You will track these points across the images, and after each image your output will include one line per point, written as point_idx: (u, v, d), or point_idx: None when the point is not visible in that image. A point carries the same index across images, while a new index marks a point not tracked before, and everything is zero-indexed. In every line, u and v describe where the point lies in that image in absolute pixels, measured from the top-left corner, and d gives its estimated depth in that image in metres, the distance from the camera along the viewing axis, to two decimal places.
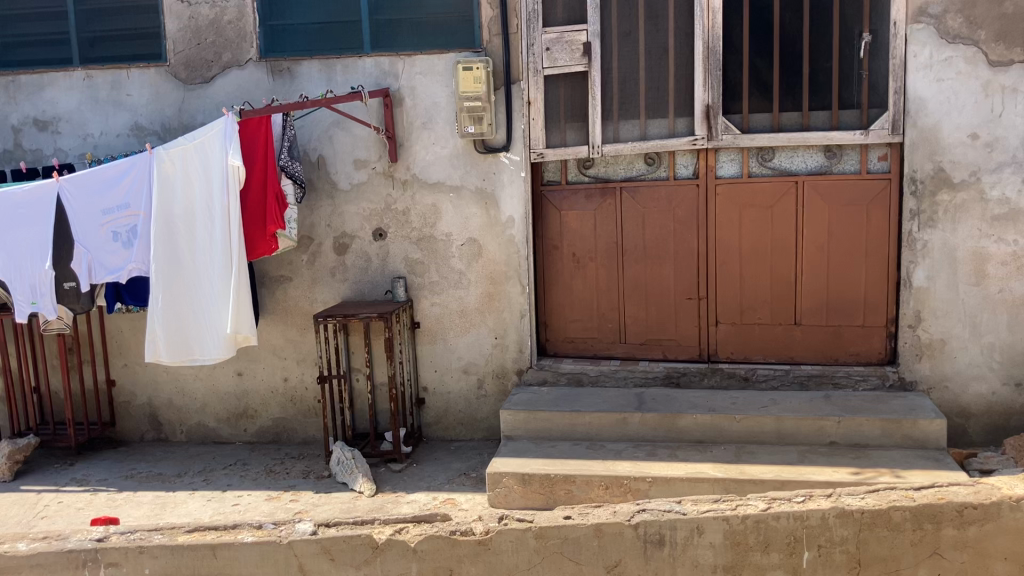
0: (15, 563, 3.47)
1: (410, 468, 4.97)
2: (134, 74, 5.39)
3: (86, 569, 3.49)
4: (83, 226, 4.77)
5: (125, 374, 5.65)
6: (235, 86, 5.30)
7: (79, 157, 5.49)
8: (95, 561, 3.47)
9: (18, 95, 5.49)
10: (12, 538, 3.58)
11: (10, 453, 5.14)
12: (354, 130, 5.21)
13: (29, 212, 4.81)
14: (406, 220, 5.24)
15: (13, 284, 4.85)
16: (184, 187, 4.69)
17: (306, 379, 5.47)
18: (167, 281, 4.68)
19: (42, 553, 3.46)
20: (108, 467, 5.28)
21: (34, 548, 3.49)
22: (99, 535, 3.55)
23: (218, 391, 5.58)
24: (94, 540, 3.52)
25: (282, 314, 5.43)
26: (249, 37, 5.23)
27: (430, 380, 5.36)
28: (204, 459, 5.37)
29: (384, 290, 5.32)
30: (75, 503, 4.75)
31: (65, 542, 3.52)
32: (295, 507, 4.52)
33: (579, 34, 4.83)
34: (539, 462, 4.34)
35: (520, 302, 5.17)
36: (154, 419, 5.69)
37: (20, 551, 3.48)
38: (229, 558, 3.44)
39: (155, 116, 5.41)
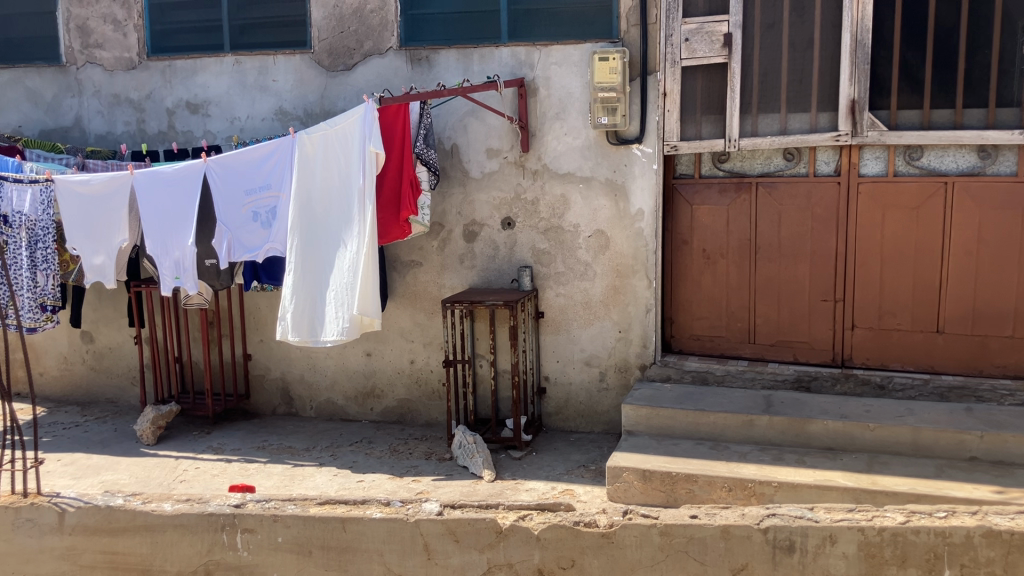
0: (160, 522, 3.49)
1: (530, 456, 5.00)
2: (280, 60, 5.59)
3: (223, 533, 3.47)
4: (226, 206, 4.99)
5: (261, 349, 5.88)
6: (375, 74, 5.42)
7: (226, 139, 5.74)
8: (233, 525, 3.45)
9: (173, 79, 5.79)
10: (157, 497, 3.59)
11: (155, 418, 5.43)
12: (488, 120, 5.25)
13: (177, 191, 5.04)
14: (536, 210, 5.25)
15: (159, 259, 5.12)
16: (323, 171, 4.84)
17: (431, 362, 5.57)
18: (303, 261, 4.85)
19: (185, 514, 3.46)
20: (242, 438, 5.51)
21: (178, 509, 3.50)
22: (237, 501, 3.55)
23: (348, 369, 5.74)
24: (233, 506, 3.51)
25: (411, 298, 5.55)
26: (390, 26, 5.34)
27: (552, 369, 5.37)
28: (332, 435, 5.54)
29: (510, 278, 5.36)
30: (211, 469, 4.97)
31: (205, 505, 3.51)
32: (418, 487, 4.62)
33: (720, 25, 4.74)
34: (661, 459, 4.29)
35: (646, 297, 5.10)
36: (286, 393, 5.90)
37: (165, 511, 3.49)
38: (357, 533, 3.40)
39: (299, 102, 5.59)
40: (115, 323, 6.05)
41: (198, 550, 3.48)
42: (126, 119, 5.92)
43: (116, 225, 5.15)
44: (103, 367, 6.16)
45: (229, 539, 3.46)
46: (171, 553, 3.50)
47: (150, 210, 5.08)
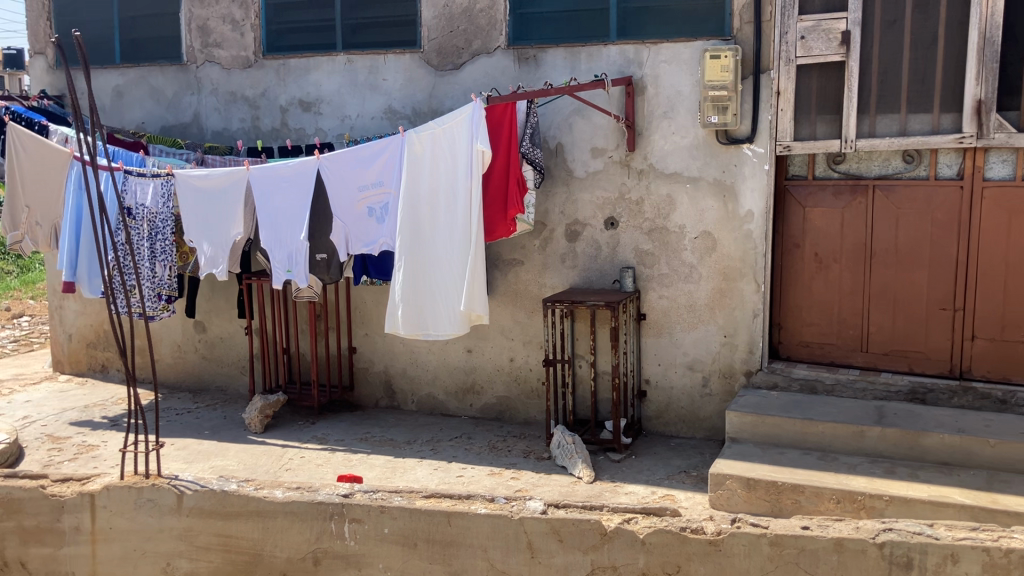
0: (272, 509, 3.50)
1: (629, 459, 4.95)
2: (390, 60, 5.68)
3: (331, 522, 3.47)
4: (338, 202, 5.08)
5: (365, 343, 5.99)
6: (483, 72, 5.45)
7: (337, 137, 5.86)
8: (342, 514, 3.46)
9: (287, 78, 5.95)
10: (269, 484, 3.61)
11: (262, 407, 5.59)
12: (594, 118, 5.22)
13: (292, 187, 5.17)
14: (640, 210, 5.19)
15: (273, 252, 5.25)
16: (431, 169, 4.88)
17: (531, 361, 5.57)
18: (410, 258, 4.91)
19: (296, 502, 3.48)
20: (345, 429, 5.61)
21: (289, 496, 3.51)
22: (347, 490, 3.54)
23: (449, 365, 5.79)
24: (342, 495, 3.50)
25: (512, 297, 5.56)
26: (499, 25, 5.36)
27: (654, 373, 5.30)
28: (432, 429, 5.59)
29: (612, 279, 5.31)
30: (315, 459, 5.09)
31: (316, 494, 3.52)
32: (516, 485, 4.62)
33: (838, 22, 4.59)
34: (766, 468, 4.19)
35: (754, 301, 4.99)
36: (388, 386, 5.99)
37: (276, 497, 3.51)
38: (462, 527, 3.37)
39: (407, 100, 5.67)
40: (227, 314, 6.25)
41: (307, 537, 3.48)
42: (242, 116, 6.11)
43: (232, 219, 5.32)
44: (215, 356, 6.38)
45: (337, 527, 3.46)
46: (282, 538, 3.50)
47: (266, 205, 5.23)
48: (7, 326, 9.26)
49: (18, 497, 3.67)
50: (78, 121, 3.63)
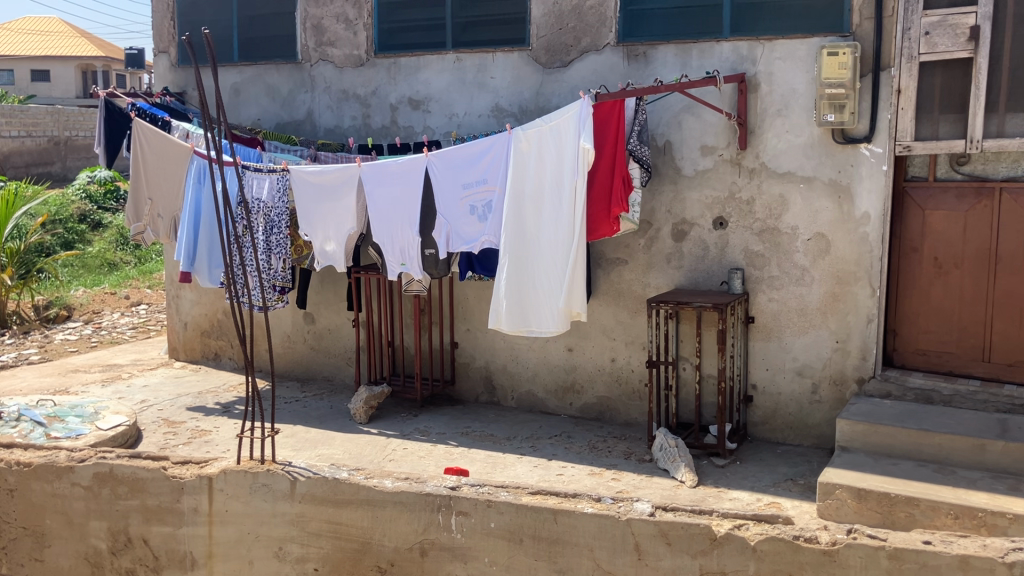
0: (381, 498, 3.55)
1: (733, 465, 4.85)
2: (499, 58, 5.71)
3: (439, 514, 3.49)
4: (446, 200, 5.15)
5: (467, 338, 6.04)
6: (591, 70, 5.42)
7: (444, 135, 5.93)
8: (449, 506, 3.48)
9: (397, 76, 6.05)
10: (379, 473, 3.66)
11: (367, 398, 5.69)
12: (704, 116, 5.13)
13: (402, 183, 5.25)
14: (750, 210, 5.08)
15: (385, 247, 5.36)
16: (536, 167, 4.89)
17: (633, 361, 5.52)
18: (514, 255, 4.93)
19: (404, 492, 3.52)
20: (446, 423, 5.67)
21: (398, 486, 3.56)
22: (454, 483, 3.57)
23: (550, 363, 5.78)
24: (449, 487, 3.53)
25: (616, 296, 5.52)
26: (609, 22, 5.33)
27: (761, 378, 5.18)
28: (532, 426, 5.60)
29: (719, 280, 5.21)
30: (417, 451, 5.15)
31: (424, 485, 3.55)
32: (617, 485, 4.58)
33: (967, 17, 4.40)
34: (878, 479, 4.04)
35: (868, 306, 4.82)
36: (489, 382, 6.03)
37: (386, 487, 3.56)
38: (568, 525, 3.35)
39: (515, 98, 5.69)
40: (334, 306, 6.39)
41: (414, 528, 3.52)
42: (353, 114, 6.23)
43: (345, 214, 5.44)
44: (321, 347, 6.53)
45: (444, 519, 3.49)
46: (390, 526, 3.55)
47: (376, 202, 5.33)
48: (126, 313, 9.68)
49: (141, 477, 3.80)
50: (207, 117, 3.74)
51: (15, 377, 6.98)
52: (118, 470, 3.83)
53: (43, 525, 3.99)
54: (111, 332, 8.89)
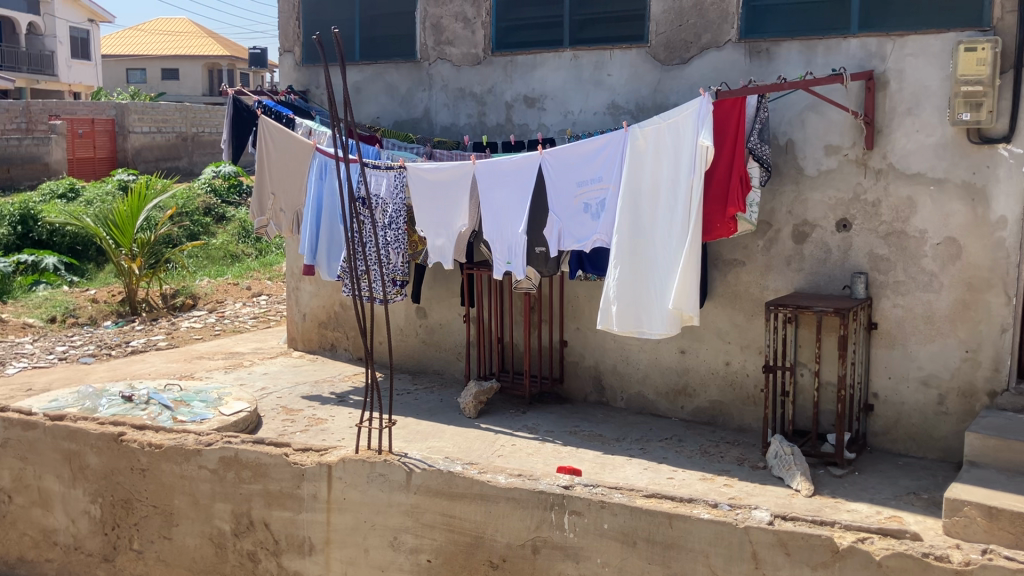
0: (495, 493, 3.57)
1: (852, 475, 4.68)
2: (616, 55, 5.67)
3: (552, 512, 3.49)
4: (558, 197, 5.14)
5: (577, 337, 6.02)
6: (711, 67, 5.33)
7: (559, 132, 5.93)
8: (562, 505, 3.47)
9: (514, 74, 6.08)
10: (492, 469, 3.68)
11: (477, 393, 5.74)
12: (828, 114, 4.97)
13: (514, 180, 5.27)
14: (876, 212, 4.90)
15: (494, 244, 5.39)
16: (652, 165, 4.83)
17: (748, 366, 5.40)
18: (626, 255, 4.88)
19: (518, 488, 3.53)
20: (555, 422, 5.67)
21: (511, 482, 3.57)
22: (567, 482, 3.56)
23: (661, 365, 5.71)
24: (563, 486, 3.53)
25: (732, 298, 5.40)
26: (730, 18, 5.22)
27: (883, 386, 4.99)
28: (642, 428, 5.54)
29: (841, 284, 5.05)
30: (526, 448, 5.17)
31: (538, 483, 3.55)
32: (729, 492, 4.48)
33: None
34: (1011, 497, 3.84)
35: (1002, 315, 4.59)
36: (598, 382, 5.99)
37: (499, 483, 3.57)
38: (683, 530, 3.30)
39: (632, 96, 5.64)
40: (446, 301, 6.47)
41: (527, 524, 3.52)
42: (470, 112, 6.30)
43: (457, 211, 5.50)
44: (432, 341, 6.62)
45: (557, 518, 3.49)
46: (503, 522, 3.57)
47: (488, 198, 5.37)
48: (247, 303, 10.04)
49: (264, 462, 3.93)
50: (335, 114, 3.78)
51: (145, 362, 7.32)
52: (243, 455, 3.96)
53: (173, 504, 4.13)
54: (233, 321, 9.24)
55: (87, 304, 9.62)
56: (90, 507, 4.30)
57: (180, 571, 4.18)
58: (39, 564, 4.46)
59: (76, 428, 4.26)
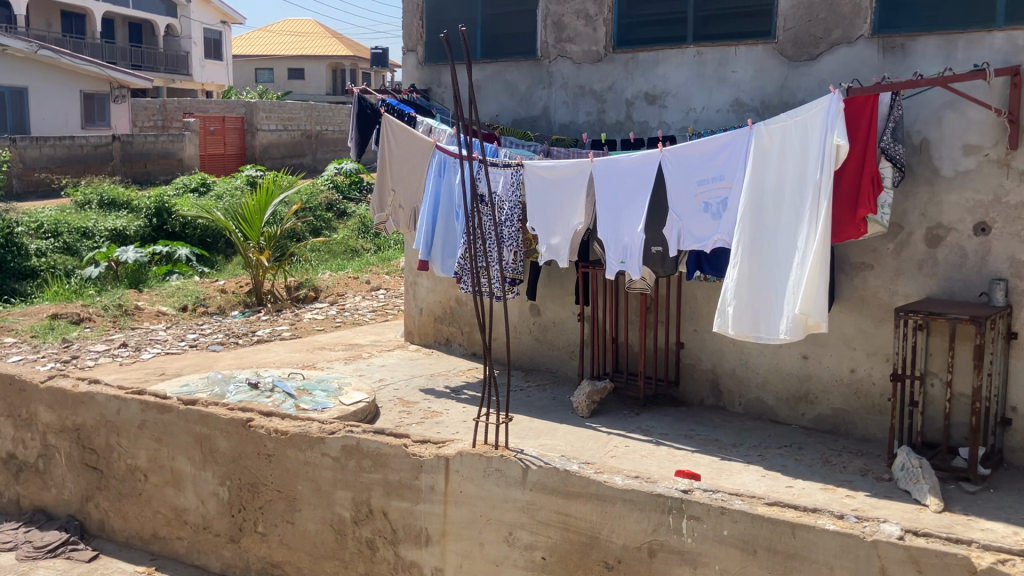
0: (612, 494, 3.53)
1: (986, 492, 4.44)
2: (742, 51, 5.54)
3: (670, 515, 3.44)
4: (678, 196, 5.05)
5: (694, 339, 5.92)
6: (842, 64, 5.14)
7: (680, 130, 5.84)
8: (680, 509, 3.41)
9: (635, 71, 6.02)
10: (609, 470, 3.66)
11: (590, 393, 5.72)
12: (968, 112, 4.72)
13: (633, 178, 5.21)
14: (1020, 215, 4.63)
15: (609, 244, 5.34)
16: (778, 164, 4.70)
17: (874, 374, 5.20)
18: (747, 256, 4.76)
19: (635, 490, 3.48)
20: (670, 424, 5.59)
21: (629, 484, 3.52)
22: (686, 486, 3.49)
23: (782, 370, 5.56)
24: (681, 490, 3.46)
25: (859, 303, 5.20)
26: (863, 13, 5.02)
27: (1021, 400, 4.72)
28: (760, 434, 5.41)
29: (978, 291, 4.80)
30: (640, 450, 5.11)
31: (656, 485, 3.49)
32: (852, 503, 4.32)
33: None
34: None
35: None
36: (715, 386, 5.88)
37: (617, 484, 3.53)
38: (807, 540, 3.20)
39: (757, 93, 5.50)
40: (561, 299, 6.46)
41: (644, 527, 3.48)
42: (589, 110, 6.27)
43: (573, 208, 5.48)
44: (547, 339, 6.63)
45: (675, 522, 3.43)
46: (620, 523, 3.53)
47: (606, 197, 5.33)
48: (366, 296, 10.29)
49: (385, 452, 4.00)
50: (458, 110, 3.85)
51: (269, 351, 7.59)
52: (364, 444, 4.05)
53: (296, 489, 4.27)
54: (352, 313, 9.49)
55: (216, 294, 10.04)
56: (218, 489, 4.47)
57: (302, 555, 4.30)
58: (170, 541, 4.67)
59: (207, 413, 4.45)
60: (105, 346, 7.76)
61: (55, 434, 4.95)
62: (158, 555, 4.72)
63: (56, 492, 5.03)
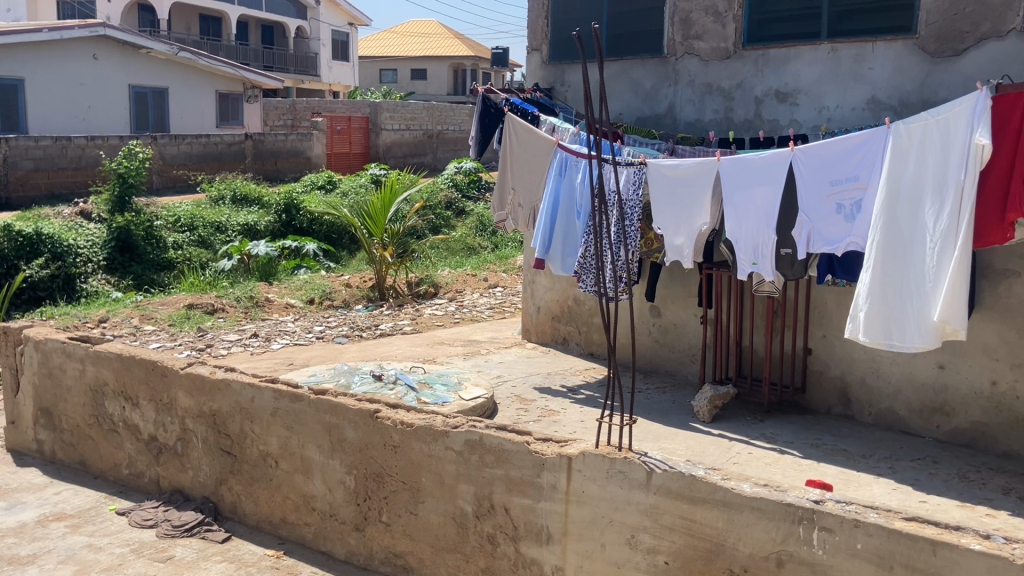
0: (739, 502, 3.39)
1: None
2: (880, 47, 5.33)
3: (800, 527, 3.26)
4: (810, 197, 4.90)
5: (822, 345, 5.72)
6: (989, 59, 4.88)
7: (813, 129, 5.66)
8: (812, 521, 3.23)
9: (765, 68, 5.89)
10: (737, 477, 3.51)
11: (712, 398, 5.62)
12: None
13: (764, 178, 5.06)
14: None
15: (739, 245, 5.21)
16: (917, 165, 4.47)
17: (1019, 387, 4.91)
18: (881, 260, 4.56)
19: (764, 498, 3.33)
20: (794, 432, 5.43)
21: (757, 492, 3.38)
22: (818, 496, 3.31)
23: (916, 380, 5.31)
24: (812, 501, 3.28)
25: (1003, 311, 4.92)
26: (1015, 5, 4.74)
27: None
28: (891, 446, 5.19)
29: None
30: (763, 457, 4.98)
31: (786, 495, 3.34)
32: (992, 523, 4.08)
33: None
34: None
35: None
36: (844, 394, 5.68)
37: (745, 492, 3.39)
38: (949, 560, 2.96)
39: (895, 91, 5.29)
40: (683, 301, 6.37)
41: (772, 537, 3.32)
42: (716, 108, 6.16)
43: (699, 209, 5.37)
44: (667, 341, 6.54)
45: (805, 533, 3.25)
46: (747, 532, 3.37)
47: (734, 197, 5.19)
48: (485, 294, 10.39)
49: (507, 448, 4.00)
50: (591, 125, 3.73)
51: (391, 345, 7.76)
52: (487, 439, 4.07)
53: (420, 481, 4.31)
54: (471, 310, 9.59)
55: (341, 288, 10.33)
56: (345, 477, 4.59)
57: (423, 547, 4.33)
58: (298, 527, 4.82)
59: (336, 403, 4.58)
60: (238, 335, 8.10)
61: (193, 418, 5.19)
62: (286, 540, 4.88)
63: (193, 474, 5.27)
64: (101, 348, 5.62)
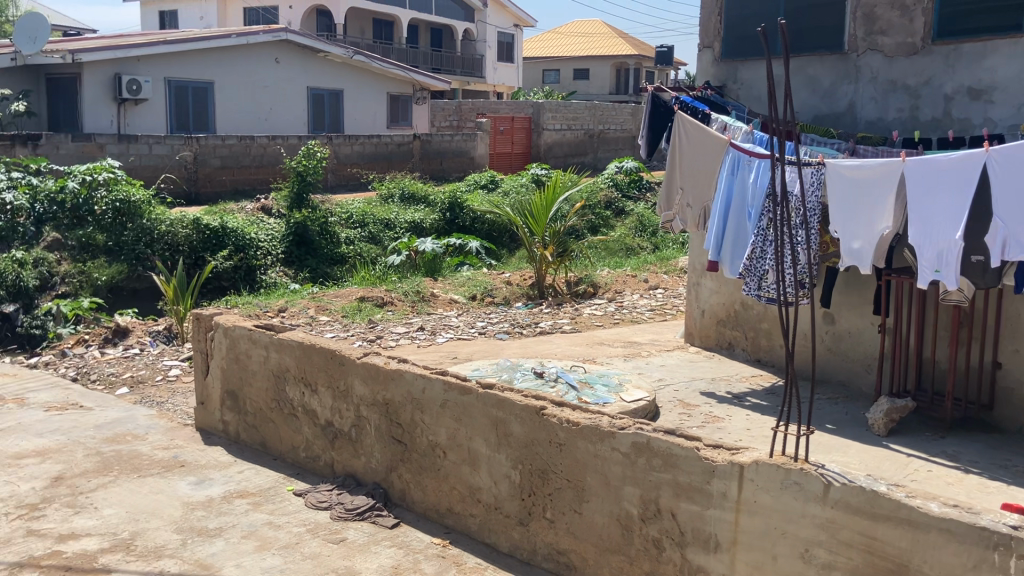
0: (926, 522, 3.20)
1: None
2: None
3: (994, 553, 3.04)
4: (1007, 199, 4.52)
5: (1013, 360, 5.33)
6: None
7: (1010, 127, 5.37)
8: (1008, 547, 3.01)
9: (957, 64, 5.55)
10: (924, 496, 3.32)
11: (888, 411, 5.35)
12: None
13: (953, 179, 4.75)
14: None
15: (922, 250, 4.86)
16: None
17: None
18: None
19: (954, 520, 3.13)
20: (980, 451, 5.08)
21: (946, 513, 3.18)
22: (1015, 522, 3.08)
23: None
24: (1010, 526, 3.05)
25: None
26: None
27: None
28: None
29: None
30: (946, 476, 4.69)
31: (978, 517, 3.12)
32: None
33: None
34: None
35: None
36: None
37: (932, 511, 3.20)
38: None
39: None
40: (858, 309, 6.09)
41: (962, 562, 3.11)
42: (900, 106, 5.87)
43: (881, 211, 5.12)
44: (839, 350, 6.28)
45: (1001, 560, 3.02)
46: (935, 554, 3.18)
47: (919, 199, 4.89)
48: (645, 295, 10.29)
49: (675, 453, 3.95)
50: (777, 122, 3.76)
51: (551, 343, 7.81)
52: (654, 443, 4.03)
53: (586, 480, 4.32)
54: (631, 311, 9.52)
55: (502, 286, 10.50)
56: (511, 472, 4.65)
57: (587, 546, 4.33)
58: (464, 518, 4.93)
59: (503, 398, 4.66)
60: (404, 328, 8.35)
61: (367, 406, 5.40)
62: (452, 529, 5.00)
63: (365, 460, 5.48)
64: (283, 336, 5.93)
